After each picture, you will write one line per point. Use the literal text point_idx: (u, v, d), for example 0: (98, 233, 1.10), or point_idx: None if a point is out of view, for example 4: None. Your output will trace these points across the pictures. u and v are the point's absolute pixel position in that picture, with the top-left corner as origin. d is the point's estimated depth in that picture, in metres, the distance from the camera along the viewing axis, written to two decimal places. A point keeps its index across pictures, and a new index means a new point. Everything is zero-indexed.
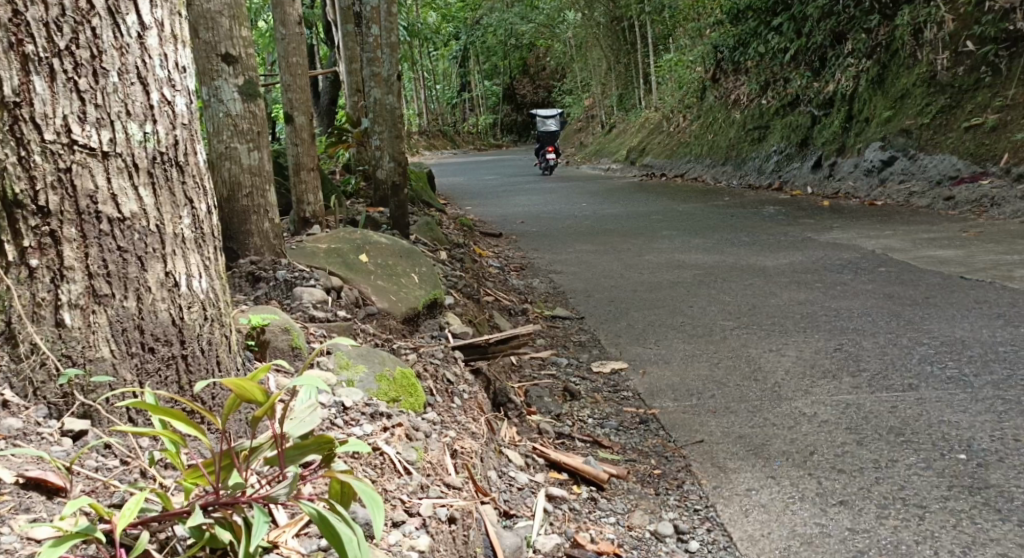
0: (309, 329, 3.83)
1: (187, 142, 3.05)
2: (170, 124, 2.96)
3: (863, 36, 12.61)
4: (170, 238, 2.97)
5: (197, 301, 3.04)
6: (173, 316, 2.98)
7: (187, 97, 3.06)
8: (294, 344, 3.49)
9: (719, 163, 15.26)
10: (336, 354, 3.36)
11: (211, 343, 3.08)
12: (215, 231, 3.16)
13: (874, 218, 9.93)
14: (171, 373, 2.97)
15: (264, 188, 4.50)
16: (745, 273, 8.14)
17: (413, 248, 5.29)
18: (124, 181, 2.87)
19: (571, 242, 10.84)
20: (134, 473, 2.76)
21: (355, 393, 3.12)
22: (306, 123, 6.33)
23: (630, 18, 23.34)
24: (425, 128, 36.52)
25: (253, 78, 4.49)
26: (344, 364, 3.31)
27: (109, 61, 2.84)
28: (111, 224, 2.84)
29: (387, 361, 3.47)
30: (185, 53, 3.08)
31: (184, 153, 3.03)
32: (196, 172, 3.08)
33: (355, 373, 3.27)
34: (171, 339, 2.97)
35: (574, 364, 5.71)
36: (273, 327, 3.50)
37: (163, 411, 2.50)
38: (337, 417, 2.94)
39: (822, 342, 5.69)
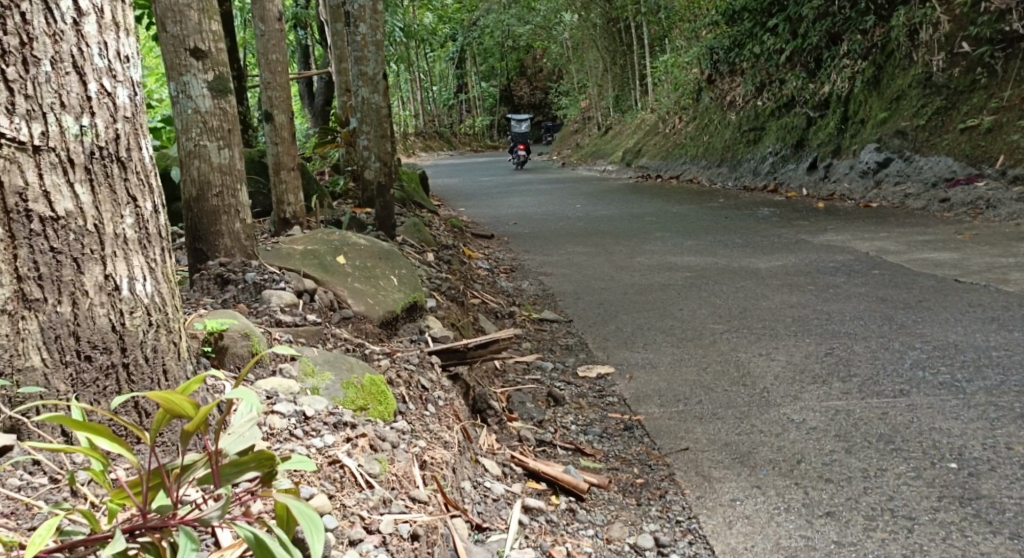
0: (273, 334, 3.70)
1: (130, 137, 2.92)
2: (110, 117, 2.83)
3: (858, 37, 12.50)
4: (110, 239, 2.85)
5: (141, 306, 2.93)
6: (113, 322, 2.86)
7: (131, 88, 2.93)
8: (255, 350, 3.38)
9: (714, 164, 15.12)
10: (301, 360, 3.32)
11: (156, 350, 2.97)
12: (162, 231, 3.04)
13: (869, 220, 9.80)
14: (109, 383, 2.86)
15: (234, 187, 4.39)
16: (737, 275, 8.01)
17: (393, 250, 5.16)
18: (58, 177, 2.74)
19: (563, 243, 10.71)
20: (62, 491, 2.65)
21: (317, 402, 3.08)
22: (288, 121, 6.21)
23: (626, 19, 23.21)
24: (421, 129, 36.34)
25: (224, 74, 4.37)
26: (309, 371, 3.27)
27: (42, 49, 2.71)
28: (42, 224, 2.72)
29: (357, 368, 3.42)
30: (129, 41, 2.95)
31: (126, 148, 2.90)
32: (139, 166, 2.95)
33: (320, 381, 3.23)
34: (111, 347, 2.85)
35: (560, 368, 5.58)
36: (233, 332, 3.39)
37: (82, 426, 2.36)
38: (296, 428, 2.90)
39: (813, 346, 5.56)
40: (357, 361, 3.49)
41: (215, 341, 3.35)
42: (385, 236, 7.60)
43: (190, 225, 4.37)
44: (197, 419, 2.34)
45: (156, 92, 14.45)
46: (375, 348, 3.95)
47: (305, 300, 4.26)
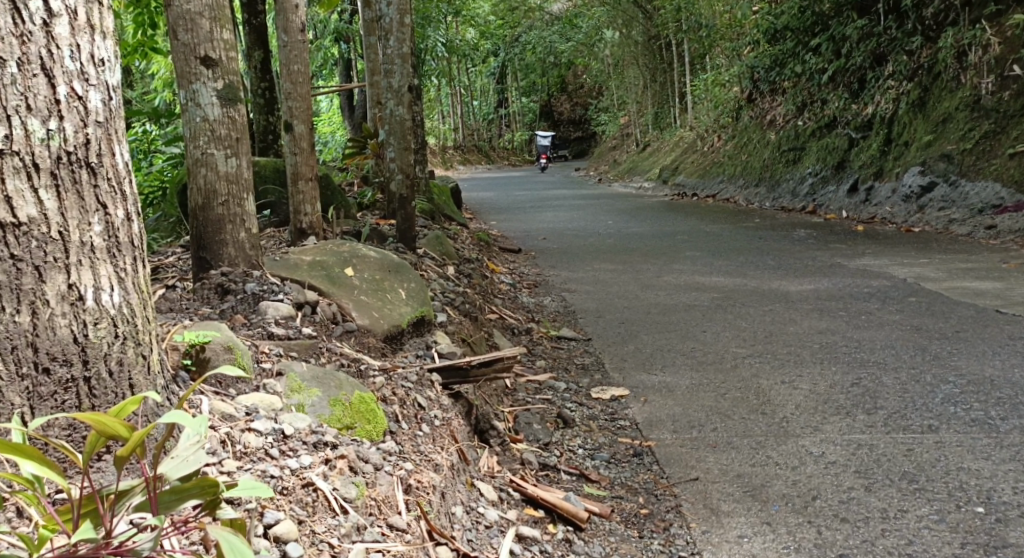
0: (261, 348, 3.62)
1: (103, 142, 2.86)
2: (79, 121, 2.77)
3: (904, 58, 12.27)
4: (76, 247, 2.80)
5: (106, 317, 2.86)
6: (75, 333, 2.80)
7: (105, 93, 2.86)
8: (237, 363, 3.34)
9: (752, 183, 14.90)
10: (288, 376, 3.41)
11: (121, 364, 2.89)
12: (134, 240, 2.97)
13: (908, 245, 9.57)
14: (69, 397, 2.80)
15: (241, 197, 4.32)
16: (766, 298, 7.83)
17: (402, 263, 5.07)
18: (21, 182, 2.69)
19: (592, 260, 10.56)
20: (9, 510, 2.58)
21: (299, 420, 3.15)
22: (307, 131, 6.15)
23: (667, 37, 23.06)
24: (459, 142, 36.31)
25: (234, 83, 4.31)
26: (296, 388, 3.35)
27: (8, 49, 2.67)
28: (3, 229, 2.68)
29: (345, 385, 3.48)
30: (106, 44, 2.90)
31: (96, 153, 2.83)
32: (110, 171, 2.88)
33: (306, 398, 3.31)
34: (71, 359, 2.80)
35: (573, 389, 5.45)
36: (215, 345, 3.35)
37: (11, 449, 2.33)
38: (272, 447, 2.95)
39: (840, 375, 5.38)
40: (347, 378, 3.55)
41: (196, 355, 3.30)
42: (406, 250, 7.51)
43: (195, 233, 4.32)
44: (131, 440, 2.36)
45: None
46: (371, 364, 3.85)
47: (307, 313, 4.18)
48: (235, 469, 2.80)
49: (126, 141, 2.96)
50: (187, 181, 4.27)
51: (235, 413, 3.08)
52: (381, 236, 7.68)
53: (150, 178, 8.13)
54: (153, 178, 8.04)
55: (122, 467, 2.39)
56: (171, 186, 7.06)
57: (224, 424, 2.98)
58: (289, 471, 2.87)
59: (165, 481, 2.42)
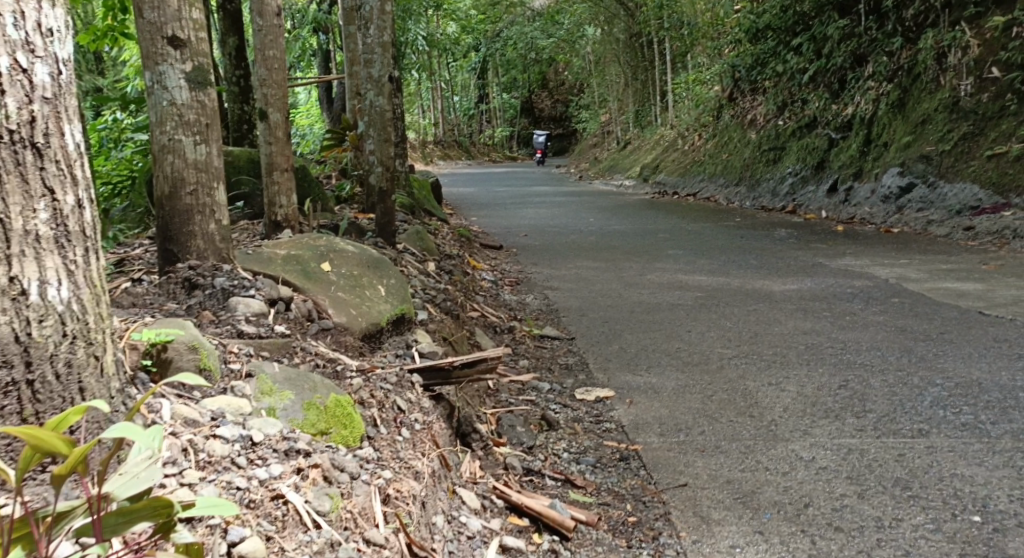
0: (230, 348, 3.41)
1: (51, 120, 2.66)
2: (20, 96, 2.59)
3: (884, 59, 12.18)
4: (19, 236, 2.61)
5: (52, 314, 2.67)
6: (16, 332, 2.62)
7: (53, 65, 2.67)
8: (202, 365, 3.14)
9: (732, 183, 14.76)
10: (258, 378, 3.22)
11: (71, 366, 2.71)
12: (86, 230, 2.76)
13: (888, 246, 9.46)
14: (10, 402, 2.62)
15: (211, 186, 4.12)
16: (750, 297, 7.69)
17: (382, 259, 4.88)
18: None
19: (573, 257, 10.40)
20: None
21: (270, 426, 2.97)
22: (282, 120, 5.94)
23: (649, 35, 22.94)
24: (440, 137, 36.08)
25: (204, 65, 4.10)
26: (267, 391, 3.15)
27: None
28: None
29: (320, 388, 3.29)
30: (56, 13, 2.69)
31: (42, 133, 2.63)
32: (59, 154, 2.67)
33: (277, 401, 3.11)
34: (12, 361, 2.62)
35: (557, 390, 5.28)
36: (178, 344, 3.15)
37: None
38: (239, 456, 2.78)
39: (827, 377, 5.23)
40: (322, 379, 3.36)
41: (157, 356, 3.10)
42: (385, 245, 7.31)
43: (161, 224, 4.10)
44: (70, 456, 2.24)
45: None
46: (348, 365, 3.65)
47: (281, 310, 3.99)
48: (197, 480, 2.63)
49: (80, 120, 2.76)
50: (153, 169, 4.06)
51: (200, 419, 2.90)
52: (359, 231, 7.48)
53: (119, 168, 7.89)
54: (122, 168, 7.80)
55: (60, 485, 2.26)
56: (140, 176, 6.84)
57: (186, 430, 2.80)
58: (256, 484, 2.70)
59: (110, 500, 2.28)
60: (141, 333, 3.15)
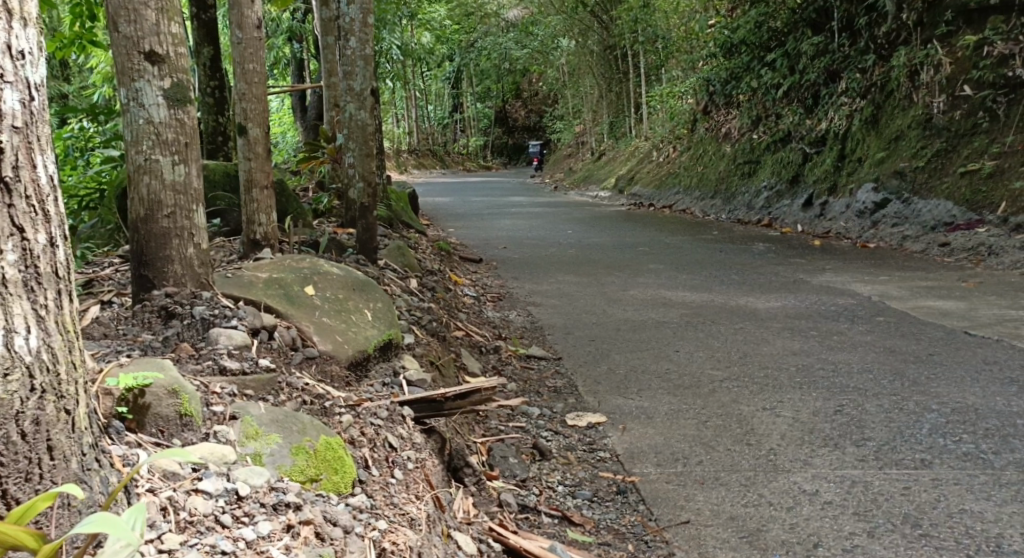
0: (212, 388, 3.22)
1: (21, 150, 2.46)
2: None
3: (857, 76, 12.10)
4: None
5: (18, 366, 2.46)
6: None
7: (24, 91, 2.47)
8: (183, 412, 2.96)
9: (708, 196, 14.66)
10: (244, 420, 3.06)
11: (39, 424, 2.50)
12: (59, 270, 2.55)
13: (867, 261, 9.36)
14: None
15: (189, 208, 3.91)
16: (736, 315, 7.55)
17: (368, 282, 4.69)
18: None
19: (553, 271, 10.23)
20: None
21: (256, 476, 2.82)
22: (262, 135, 5.75)
23: (623, 47, 22.84)
24: (414, 146, 35.84)
25: (184, 81, 3.89)
26: (253, 434, 3.02)
27: None
28: None
29: (309, 428, 3.14)
30: (29, 34, 2.49)
31: (11, 165, 2.44)
32: (29, 187, 2.47)
33: (263, 445, 2.98)
34: None
35: (548, 415, 5.10)
36: (157, 388, 2.96)
37: None
38: (224, 515, 2.63)
39: (821, 401, 5.08)
40: (311, 419, 3.22)
41: (133, 403, 2.91)
42: (367, 261, 7.10)
43: (135, 248, 3.90)
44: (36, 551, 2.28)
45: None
46: (337, 400, 3.46)
47: (264, 340, 3.80)
48: (177, 546, 2.50)
49: (53, 151, 2.57)
50: (128, 191, 3.85)
51: (179, 471, 2.75)
52: (339, 247, 7.27)
53: (87, 181, 7.64)
54: (91, 180, 7.55)
55: None
56: (111, 190, 6.61)
57: (166, 487, 2.66)
58: (241, 548, 2.54)
59: None
60: (117, 379, 2.95)
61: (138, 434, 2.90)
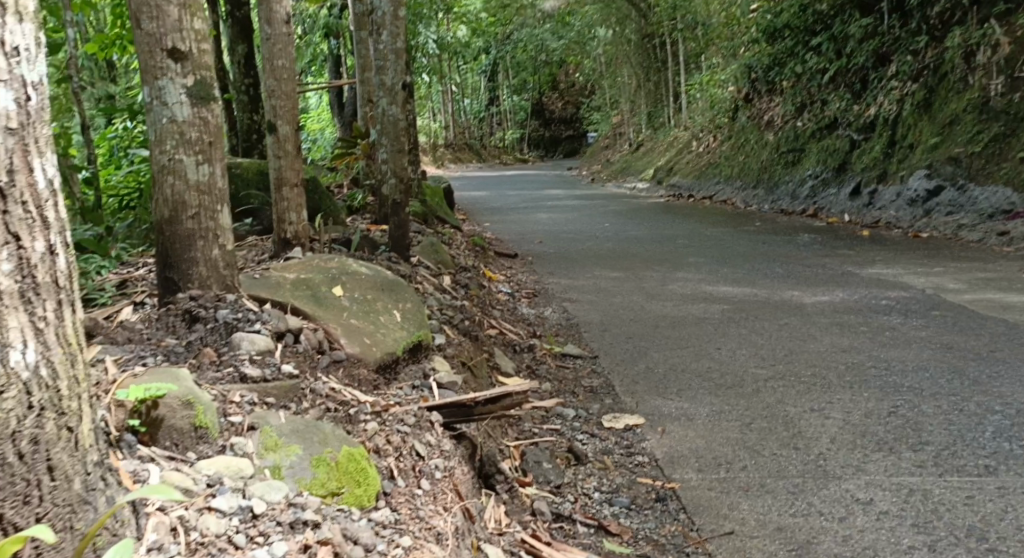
0: (231, 398, 3.17)
1: (14, 154, 2.34)
2: None
3: (908, 58, 11.79)
4: None
5: (16, 386, 2.32)
6: None
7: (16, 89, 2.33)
8: (198, 423, 2.91)
9: (749, 186, 14.41)
10: (262, 431, 3.03)
11: (37, 443, 2.35)
12: (59, 279, 2.43)
13: (919, 252, 9.11)
14: None
15: (214, 209, 3.83)
16: (781, 310, 7.34)
17: (397, 282, 4.61)
18: None
19: (591, 266, 10.07)
20: None
21: (274, 491, 2.78)
22: (292, 133, 5.66)
23: (662, 35, 22.59)
24: (450, 140, 35.81)
25: (207, 78, 3.79)
26: (272, 446, 2.98)
27: None
28: None
29: (331, 441, 3.10)
30: (24, 28, 2.36)
31: (5, 169, 2.31)
32: (26, 193, 2.34)
33: (283, 458, 2.94)
34: None
35: (583, 416, 4.98)
36: (170, 400, 2.91)
37: None
38: (239, 535, 2.59)
39: (873, 402, 4.89)
40: (334, 431, 3.19)
41: (145, 415, 2.87)
42: (399, 259, 7.00)
43: (160, 250, 3.82)
44: None
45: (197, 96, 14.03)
46: (362, 407, 3.42)
47: (288, 344, 3.70)
48: None
49: (52, 154, 2.44)
50: (151, 192, 3.76)
51: (192, 487, 2.71)
52: (372, 244, 7.18)
53: (127, 181, 7.64)
54: (130, 180, 7.52)
55: None
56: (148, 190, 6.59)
57: (178, 505, 2.63)
58: None
59: None
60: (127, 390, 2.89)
61: (151, 448, 2.85)
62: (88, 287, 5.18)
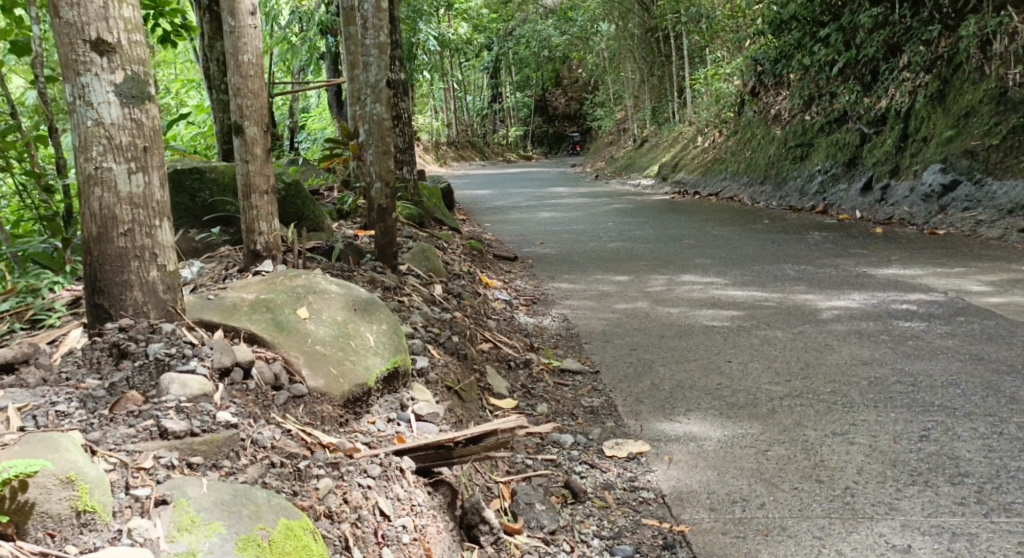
0: (140, 463, 3.02)
1: None
2: None
3: (920, 48, 11.28)
4: None
5: None
6: None
7: None
8: (78, 507, 2.79)
9: (757, 181, 13.89)
10: (177, 505, 2.89)
11: None
12: None
13: (937, 250, 8.65)
14: None
15: (151, 223, 3.53)
16: (793, 316, 6.86)
17: (372, 299, 4.18)
18: None
19: (592, 268, 9.59)
20: None
21: None
22: (261, 134, 5.19)
23: (664, 29, 22.07)
24: (452, 138, 35.21)
25: (140, 74, 3.47)
26: (189, 524, 2.85)
27: None
28: None
29: (264, 511, 2.96)
30: None
31: None
32: None
33: (198, 542, 2.81)
34: None
35: (583, 443, 4.47)
36: (42, 482, 2.77)
37: None
38: None
39: (902, 424, 4.41)
40: (268, 497, 3.02)
41: (10, 502, 2.74)
42: (385, 268, 6.50)
43: (88, 272, 3.53)
44: None
45: (189, 96, 13.55)
46: (314, 459, 3.28)
47: (238, 381, 3.45)
48: None
49: None
50: (79, 206, 3.46)
51: None
52: (357, 253, 6.68)
53: None
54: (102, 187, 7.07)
55: None
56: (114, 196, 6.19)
57: None
58: None
59: None
60: None
61: (19, 542, 2.73)
62: (36, 306, 4.74)
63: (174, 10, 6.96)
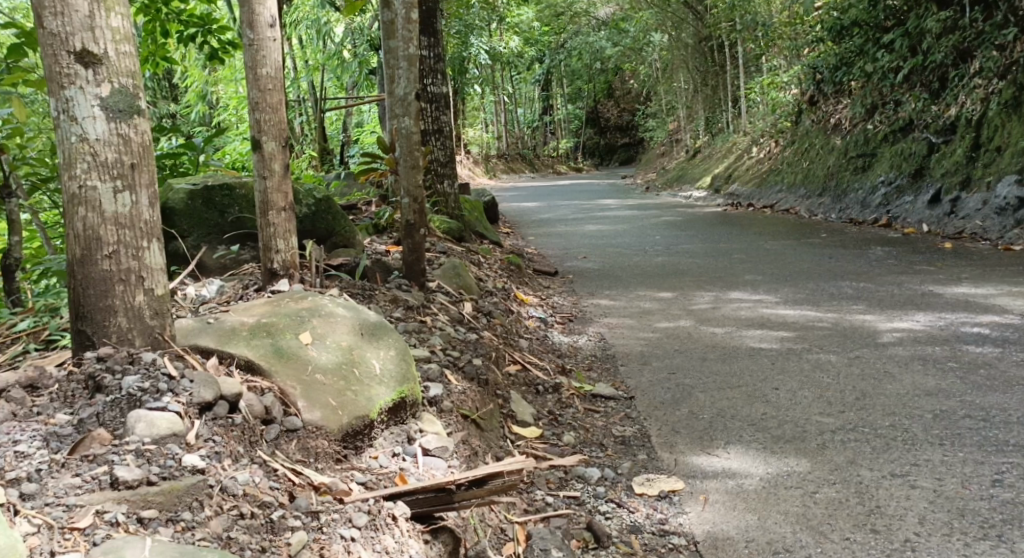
0: (74, 523, 2.89)
1: None
2: None
3: (993, 54, 10.82)
4: None
5: None
6: None
7: None
8: None
9: (814, 194, 13.46)
10: None
11: None
12: None
13: (1009, 268, 8.22)
14: None
15: (138, 245, 3.44)
16: (849, 339, 6.49)
17: (383, 323, 4.04)
18: None
19: (639, 284, 9.27)
20: None
21: None
22: (279, 150, 4.99)
23: (718, 38, 21.65)
24: (504, 151, 34.92)
25: (127, 86, 3.38)
26: None
27: None
28: None
29: None
30: None
31: None
32: None
33: None
34: None
35: (612, 478, 4.18)
36: None
37: None
38: None
39: (970, 466, 4.06)
40: None
41: None
42: (411, 286, 6.28)
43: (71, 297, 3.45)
44: None
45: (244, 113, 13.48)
46: (289, 510, 3.16)
47: (222, 415, 3.36)
48: None
49: None
50: (63, 225, 3.38)
51: None
52: (385, 270, 6.47)
53: None
54: None
55: None
56: None
57: None
58: None
59: None
60: None
61: None
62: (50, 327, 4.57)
63: (222, 27, 6.71)
